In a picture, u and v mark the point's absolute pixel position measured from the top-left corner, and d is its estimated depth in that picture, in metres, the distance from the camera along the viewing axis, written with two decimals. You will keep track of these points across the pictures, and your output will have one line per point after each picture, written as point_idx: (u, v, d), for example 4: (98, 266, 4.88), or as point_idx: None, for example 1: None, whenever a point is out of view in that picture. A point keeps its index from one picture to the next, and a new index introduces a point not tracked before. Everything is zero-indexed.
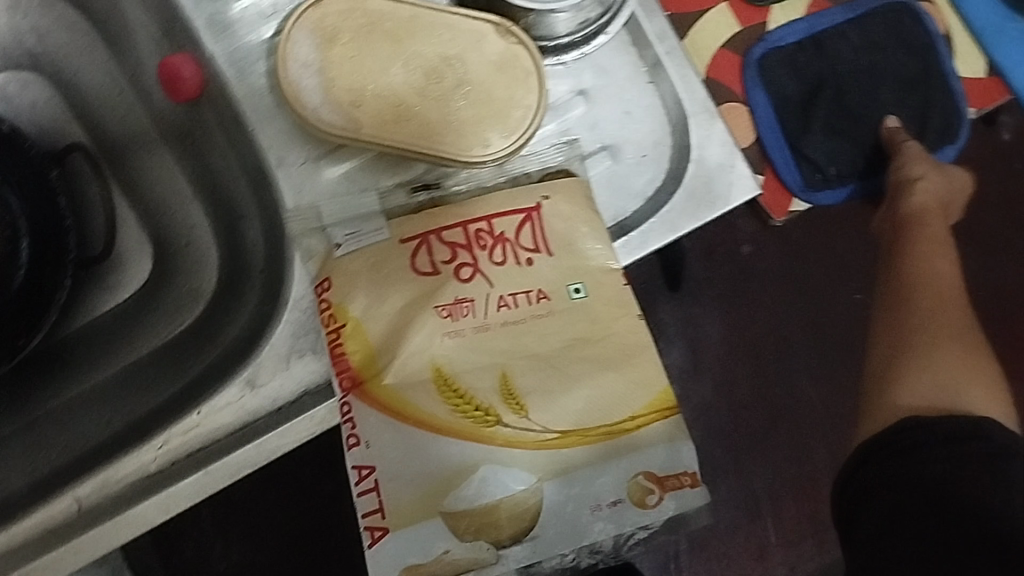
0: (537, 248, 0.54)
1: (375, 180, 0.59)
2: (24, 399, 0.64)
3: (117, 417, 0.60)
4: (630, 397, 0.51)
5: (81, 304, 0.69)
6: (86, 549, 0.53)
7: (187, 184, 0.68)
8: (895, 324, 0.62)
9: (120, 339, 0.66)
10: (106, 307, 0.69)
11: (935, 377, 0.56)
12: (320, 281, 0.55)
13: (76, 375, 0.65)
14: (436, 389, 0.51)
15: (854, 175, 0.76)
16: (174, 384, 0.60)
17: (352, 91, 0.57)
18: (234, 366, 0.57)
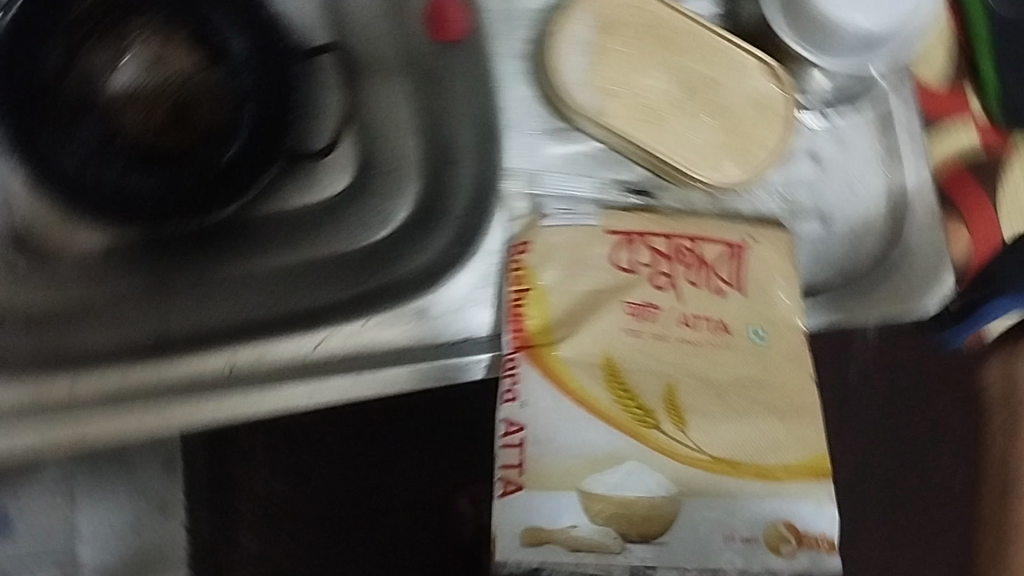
0: (734, 285, 0.56)
1: (594, 168, 0.61)
2: (203, 258, 0.68)
3: (283, 303, 0.63)
4: (787, 446, 0.52)
5: (273, 191, 0.71)
6: (226, 408, 0.55)
7: (404, 117, 0.70)
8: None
9: (306, 237, 0.69)
10: (295, 202, 0.71)
11: None
12: (518, 244, 0.57)
13: (255, 254, 0.68)
14: (603, 376, 0.53)
15: None
16: (343, 290, 0.63)
17: (615, 84, 0.58)
18: (410, 290, 0.60)
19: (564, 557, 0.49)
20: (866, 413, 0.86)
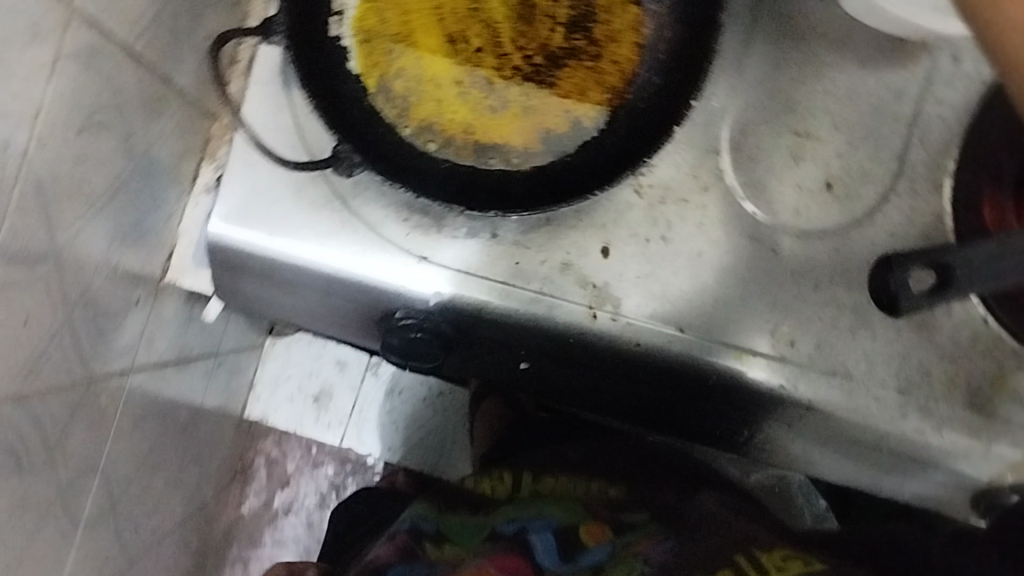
0: (836, 362, 0.58)
1: (507, 275, 0.58)
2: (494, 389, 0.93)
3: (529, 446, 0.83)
4: (635, 260, 0.59)
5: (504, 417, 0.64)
6: (305, 289, 0.62)
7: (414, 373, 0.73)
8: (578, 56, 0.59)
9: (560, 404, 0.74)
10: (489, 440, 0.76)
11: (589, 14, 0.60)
12: (647, 310, 0.58)
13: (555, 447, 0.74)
14: (790, 319, 0.58)
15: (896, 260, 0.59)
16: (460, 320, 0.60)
17: (554, 303, 0.58)
18: (509, 322, 0.59)
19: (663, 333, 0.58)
20: (825, 315, 0.59)
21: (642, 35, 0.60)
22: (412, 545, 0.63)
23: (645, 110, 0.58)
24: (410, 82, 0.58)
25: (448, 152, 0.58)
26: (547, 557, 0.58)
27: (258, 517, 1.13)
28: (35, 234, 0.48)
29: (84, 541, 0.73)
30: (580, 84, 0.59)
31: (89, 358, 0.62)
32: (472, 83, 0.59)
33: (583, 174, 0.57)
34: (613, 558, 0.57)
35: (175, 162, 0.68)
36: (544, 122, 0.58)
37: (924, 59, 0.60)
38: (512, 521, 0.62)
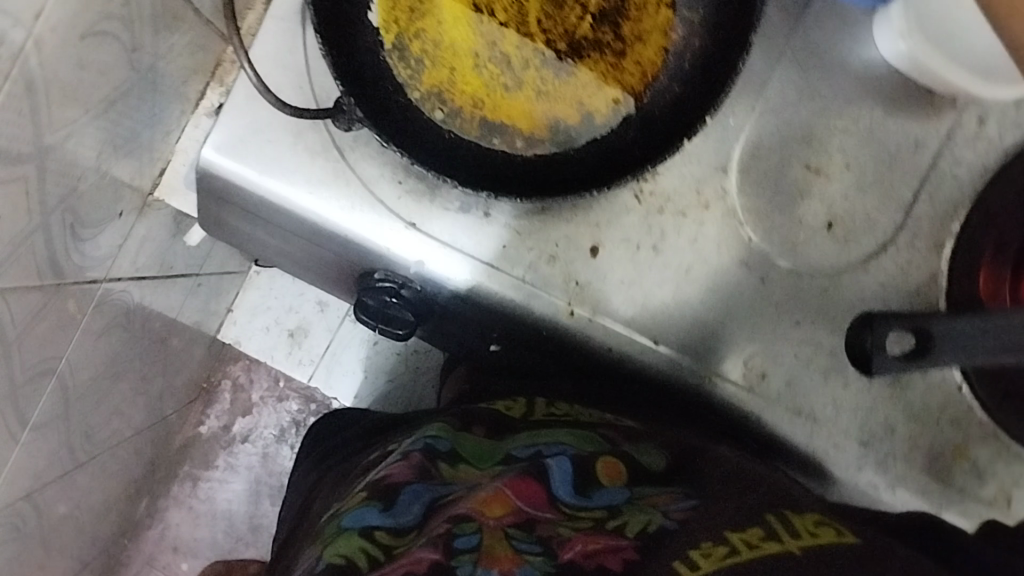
0: (802, 401, 0.58)
1: (498, 256, 0.58)
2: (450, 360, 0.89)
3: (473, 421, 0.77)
4: (626, 266, 0.58)
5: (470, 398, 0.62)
6: (289, 227, 0.60)
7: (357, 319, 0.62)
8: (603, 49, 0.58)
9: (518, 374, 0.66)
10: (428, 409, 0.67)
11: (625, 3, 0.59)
12: (626, 318, 0.58)
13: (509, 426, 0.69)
14: (766, 352, 0.58)
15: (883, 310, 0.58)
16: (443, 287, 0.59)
17: (538, 291, 0.58)
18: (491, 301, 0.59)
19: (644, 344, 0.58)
20: (802, 353, 0.58)
21: (671, 38, 0.59)
22: (426, 464, 0.52)
23: (659, 119, 0.57)
24: (427, 45, 0.57)
25: (454, 123, 0.57)
26: (563, 486, 0.49)
27: (213, 439, 1.13)
28: (20, 133, 0.47)
29: (30, 437, 0.72)
30: (599, 78, 0.58)
31: (60, 261, 0.61)
32: (489, 58, 0.58)
33: (585, 171, 0.57)
34: (630, 503, 0.48)
35: (179, 78, 0.67)
36: (555, 112, 0.58)
37: (949, 116, 0.59)
38: (527, 444, 0.54)
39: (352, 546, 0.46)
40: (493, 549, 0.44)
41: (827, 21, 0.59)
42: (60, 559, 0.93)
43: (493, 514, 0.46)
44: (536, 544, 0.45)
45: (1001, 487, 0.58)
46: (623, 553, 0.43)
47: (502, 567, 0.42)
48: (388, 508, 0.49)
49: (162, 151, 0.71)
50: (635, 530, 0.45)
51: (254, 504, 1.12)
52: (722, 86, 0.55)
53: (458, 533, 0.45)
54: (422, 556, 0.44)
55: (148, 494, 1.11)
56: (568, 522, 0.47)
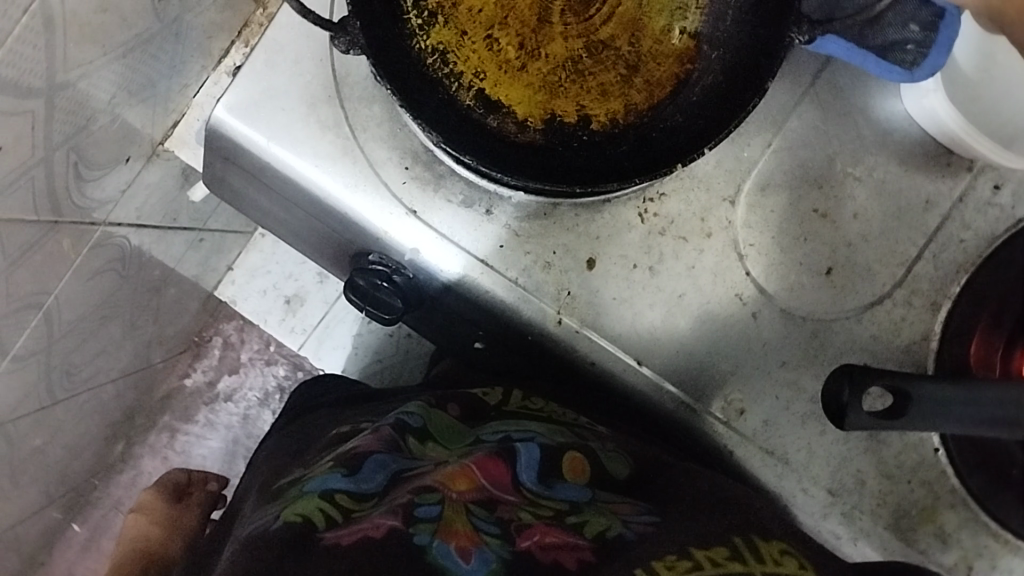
0: (776, 440, 0.58)
1: (496, 254, 0.58)
2: None
3: None
4: (621, 284, 0.58)
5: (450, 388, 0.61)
6: (295, 201, 0.60)
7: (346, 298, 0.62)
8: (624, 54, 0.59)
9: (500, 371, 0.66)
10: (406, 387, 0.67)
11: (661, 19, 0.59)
12: (614, 335, 0.58)
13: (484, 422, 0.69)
14: (746, 387, 0.58)
15: (871, 362, 0.57)
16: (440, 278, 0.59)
17: (526, 293, 0.57)
18: (482, 299, 0.59)
19: (629, 363, 0.58)
20: (782, 392, 0.58)
21: (686, 70, 0.58)
22: (395, 436, 0.52)
23: (651, 139, 0.56)
24: (447, 3, 0.57)
25: (451, 86, 0.56)
26: (527, 472, 0.50)
27: (197, 393, 1.14)
28: (33, 66, 0.46)
29: (10, 369, 0.72)
30: (604, 85, 0.58)
31: (60, 198, 0.61)
32: (503, 32, 0.58)
33: (566, 168, 0.55)
34: (592, 504, 0.49)
35: (204, 34, 0.67)
36: (554, 104, 0.57)
37: (963, 178, 0.57)
38: (498, 430, 0.54)
39: (312, 506, 0.45)
40: (452, 522, 0.43)
41: (854, 66, 0.58)
42: (27, 492, 0.93)
43: (457, 488, 0.46)
44: (494, 524, 0.45)
45: (963, 554, 0.57)
46: (580, 552, 0.43)
47: (459, 543, 0.42)
48: (353, 474, 0.48)
49: (180, 104, 0.71)
50: (592, 533, 0.45)
51: (228, 463, 1.12)
52: (721, 120, 0.53)
53: (420, 502, 0.44)
54: (382, 521, 0.43)
55: (124, 440, 1.11)
56: (528, 507, 0.47)
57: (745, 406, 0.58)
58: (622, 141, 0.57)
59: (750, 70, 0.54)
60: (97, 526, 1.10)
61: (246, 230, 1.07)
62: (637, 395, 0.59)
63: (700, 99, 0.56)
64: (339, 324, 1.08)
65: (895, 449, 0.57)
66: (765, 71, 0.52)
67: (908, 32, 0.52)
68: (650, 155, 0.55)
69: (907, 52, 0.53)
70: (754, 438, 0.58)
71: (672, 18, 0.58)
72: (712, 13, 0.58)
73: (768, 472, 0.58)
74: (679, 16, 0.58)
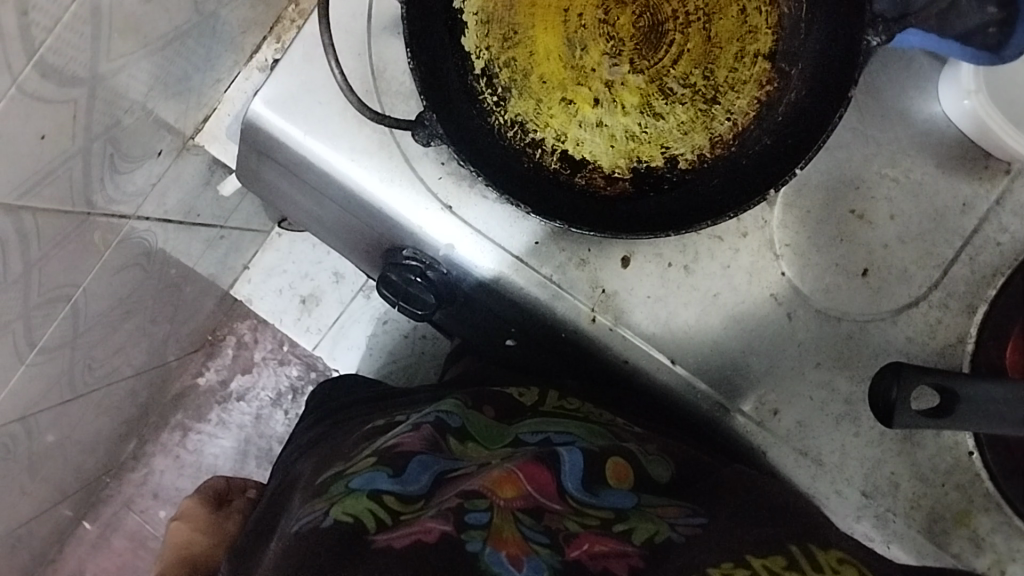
0: (810, 441, 0.58)
1: (533, 255, 0.58)
2: None
3: None
4: (656, 283, 0.58)
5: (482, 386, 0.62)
6: (330, 196, 0.60)
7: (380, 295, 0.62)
8: (700, 93, 0.59)
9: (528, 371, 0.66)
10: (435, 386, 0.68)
11: (731, 52, 0.58)
12: (650, 335, 0.58)
13: None
14: (780, 389, 0.58)
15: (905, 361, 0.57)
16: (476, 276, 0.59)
17: (561, 289, 0.58)
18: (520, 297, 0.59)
19: (662, 361, 0.58)
20: (816, 394, 0.58)
21: (765, 91, 0.58)
22: (436, 437, 0.52)
23: (743, 167, 0.57)
24: (516, 75, 0.58)
25: (534, 155, 0.58)
26: (572, 479, 0.49)
27: (211, 392, 1.13)
28: (78, 54, 0.46)
29: (34, 362, 0.72)
30: (686, 123, 0.59)
31: (93, 191, 0.61)
32: (575, 91, 0.59)
33: (653, 213, 0.56)
34: (638, 510, 0.48)
35: (238, 28, 0.67)
36: (639, 152, 0.59)
37: (1001, 182, 0.57)
38: (537, 431, 0.55)
39: (360, 505, 0.45)
40: (501, 530, 0.43)
41: (892, 68, 0.58)
42: (41, 488, 0.93)
43: (504, 495, 0.46)
44: (543, 534, 0.44)
45: (997, 558, 0.57)
46: (629, 560, 0.43)
47: (510, 551, 0.42)
48: (398, 475, 0.48)
49: (211, 99, 0.71)
50: (641, 539, 0.45)
51: (240, 463, 1.11)
52: (802, 144, 0.54)
53: (470, 508, 0.44)
54: (433, 525, 0.43)
55: (138, 437, 1.11)
56: (575, 517, 0.47)
57: (779, 407, 0.58)
58: (711, 180, 0.57)
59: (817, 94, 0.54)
60: (107, 525, 1.12)
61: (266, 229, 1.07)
62: (669, 394, 0.60)
63: (784, 118, 0.56)
64: (358, 322, 1.08)
65: (928, 452, 0.57)
66: (835, 92, 0.52)
67: (986, 16, 0.53)
68: (741, 190, 0.55)
69: (989, 36, 0.53)
70: (787, 438, 0.58)
71: (741, 42, 0.58)
72: (783, 33, 0.57)
73: (800, 474, 0.58)
74: (749, 40, 0.58)
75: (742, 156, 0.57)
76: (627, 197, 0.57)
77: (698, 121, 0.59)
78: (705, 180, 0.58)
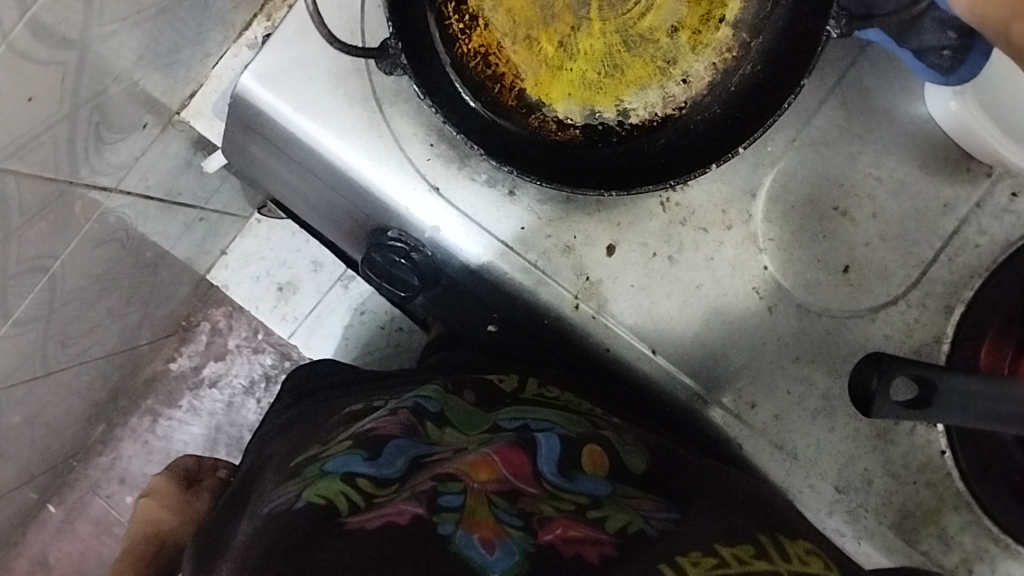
0: (787, 433, 0.58)
1: (520, 245, 0.58)
2: None
3: None
4: (635, 279, 0.58)
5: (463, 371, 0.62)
6: (320, 176, 0.60)
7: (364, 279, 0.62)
8: (662, 45, 0.59)
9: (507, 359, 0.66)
10: (411, 371, 0.68)
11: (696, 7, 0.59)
12: (632, 325, 0.58)
13: None
14: (757, 383, 0.58)
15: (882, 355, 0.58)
16: (462, 261, 0.59)
17: (543, 278, 0.58)
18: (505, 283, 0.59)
19: (643, 353, 0.59)
20: (791, 388, 0.58)
21: (723, 57, 0.58)
22: (413, 421, 0.52)
23: (691, 135, 0.58)
24: (485, 5, 0.58)
25: (492, 89, 0.59)
26: (547, 463, 0.50)
27: (182, 378, 1.12)
28: (69, 17, 0.46)
29: (7, 336, 0.72)
30: (643, 78, 0.59)
31: (75, 163, 0.61)
32: (542, 32, 0.58)
33: (602, 169, 0.57)
34: (612, 498, 0.48)
35: (229, 4, 0.67)
36: (593, 102, 0.59)
37: (981, 185, 0.57)
38: (515, 417, 0.55)
39: (333, 488, 0.45)
40: (475, 512, 0.43)
41: (880, 67, 0.59)
42: (4, 468, 0.92)
43: (479, 477, 0.46)
44: (517, 516, 0.44)
45: (964, 557, 0.57)
46: (601, 547, 0.43)
47: (483, 534, 0.42)
48: (373, 458, 0.48)
49: (198, 77, 0.71)
50: (614, 528, 0.45)
51: (209, 449, 1.10)
52: (754, 121, 0.55)
53: (443, 491, 0.44)
54: (406, 508, 0.43)
55: (105, 422, 1.10)
56: (550, 500, 0.47)
57: (757, 401, 0.58)
58: (662, 140, 0.58)
59: (778, 71, 0.56)
60: (72, 510, 1.11)
61: (243, 213, 1.07)
62: (651, 385, 0.60)
63: (739, 92, 0.57)
64: (336, 312, 1.06)
65: (901, 451, 0.58)
66: (793, 79, 0.54)
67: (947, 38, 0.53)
68: (690, 159, 0.57)
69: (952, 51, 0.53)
70: (762, 432, 0.58)
71: (709, 6, 0.59)
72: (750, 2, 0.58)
73: (774, 468, 0.58)
74: (716, 5, 0.59)
75: (691, 115, 0.58)
76: (579, 156, 0.58)
77: (655, 74, 0.59)
78: (657, 142, 0.58)
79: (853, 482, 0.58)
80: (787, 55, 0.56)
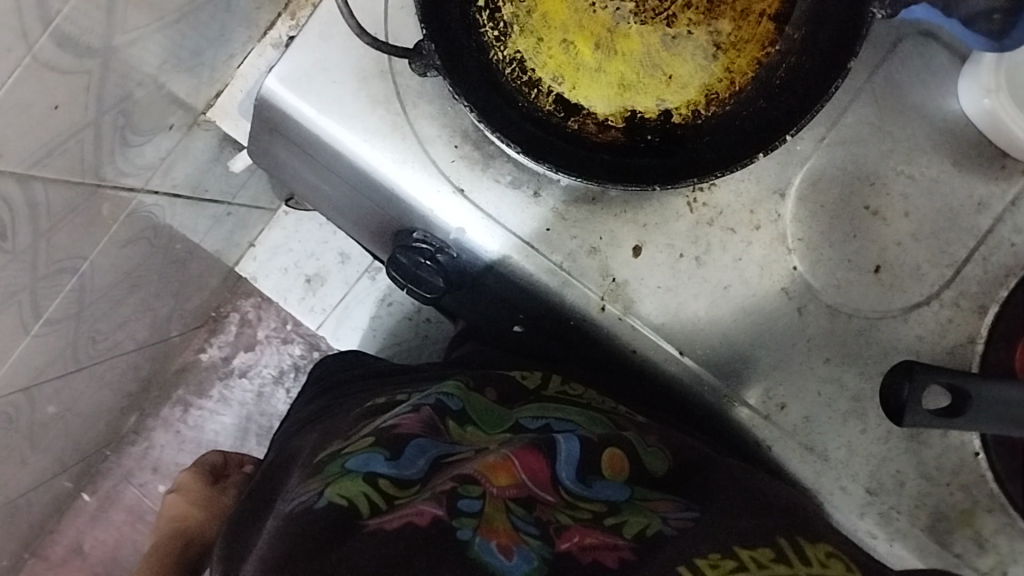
0: (818, 434, 0.57)
1: (545, 245, 0.57)
2: None
3: None
4: (658, 279, 0.57)
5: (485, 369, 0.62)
6: (342, 173, 0.59)
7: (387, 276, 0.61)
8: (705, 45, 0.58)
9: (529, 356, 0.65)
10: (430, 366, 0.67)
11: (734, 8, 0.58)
12: (658, 324, 0.57)
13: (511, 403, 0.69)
14: (785, 384, 0.58)
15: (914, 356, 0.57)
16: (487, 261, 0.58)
17: (569, 276, 0.57)
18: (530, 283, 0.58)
19: (670, 354, 0.58)
20: (822, 390, 0.57)
21: (766, 53, 0.57)
22: (434, 419, 0.52)
23: (738, 126, 0.56)
24: (521, 11, 0.58)
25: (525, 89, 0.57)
26: (566, 468, 0.49)
27: (213, 368, 1.13)
28: (92, 25, 0.46)
29: (38, 335, 0.72)
30: (684, 76, 0.58)
31: (102, 165, 0.61)
32: (579, 35, 0.58)
33: (639, 164, 0.55)
34: (629, 503, 0.48)
35: (252, 4, 0.67)
36: (634, 102, 0.57)
37: (1017, 182, 0.57)
38: (537, 416, 0.54)
39: (355, 488, 0.45)
40: (493, 519, 0.43)
41: (913, 64, 0.58)
42: (39, 460, 0.93)
43: (498, 482, 0.45)
44: (533, 524, 0.44)
45: (999, 560, 0.56)
46: (619, 552, 0.43)
47: (501, 540, 0.42)
48: (395, 458, 0.48)
49: (223, 76, 0.71)
50: (632, 532, 0.45)
51: (240, 440, 1.11)
52: (809, 101, 0.53)
53: (463, 494, 0.44)
54: (425, 508, 0.43)
55: (138, 412, 1.11)
56: (567, 509, 0.46)
57: (787, 402, 0.58)
58: (705, 135, 0.57)
59: (804, 65, 0.55)
60: (106, 498, 1.12)
61: (271, 207, 1.07)
62: (677, 385, 0.59)
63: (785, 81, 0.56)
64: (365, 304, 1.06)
65: (934, 453, 0.57)
66: (840, 64, 0.52)
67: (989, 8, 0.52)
68: (736, 149, 0.55)
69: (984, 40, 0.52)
70: (792, 433, 0.58)
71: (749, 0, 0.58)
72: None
73: (805, 468, 0.58)
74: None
75: (735, 108, 0.57)
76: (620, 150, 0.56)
77: (697, 75, 0.58)
78: (699, 137, 0.57)
79: (885, 484, 0.57)
80: (820, 50, 0.54)
